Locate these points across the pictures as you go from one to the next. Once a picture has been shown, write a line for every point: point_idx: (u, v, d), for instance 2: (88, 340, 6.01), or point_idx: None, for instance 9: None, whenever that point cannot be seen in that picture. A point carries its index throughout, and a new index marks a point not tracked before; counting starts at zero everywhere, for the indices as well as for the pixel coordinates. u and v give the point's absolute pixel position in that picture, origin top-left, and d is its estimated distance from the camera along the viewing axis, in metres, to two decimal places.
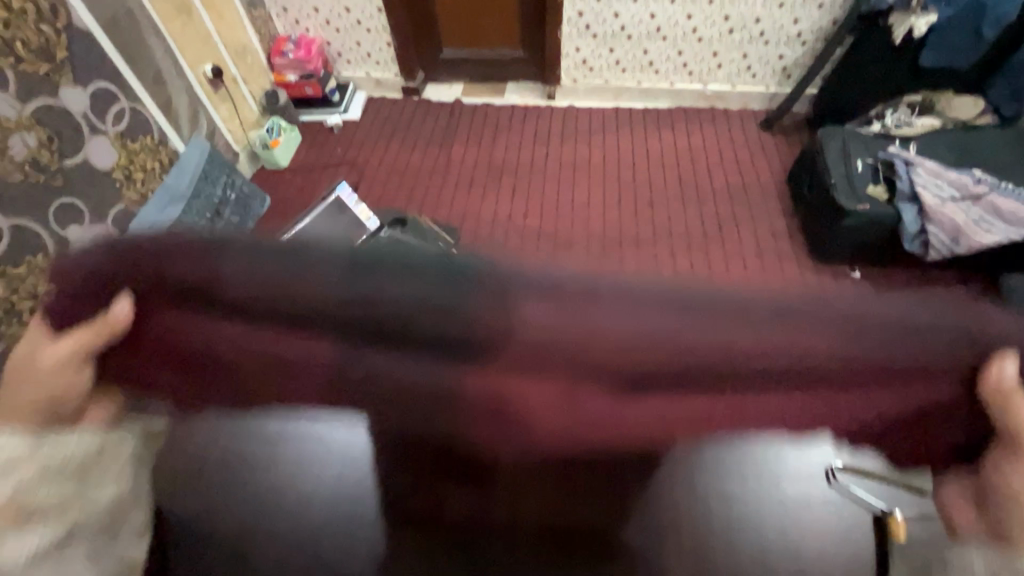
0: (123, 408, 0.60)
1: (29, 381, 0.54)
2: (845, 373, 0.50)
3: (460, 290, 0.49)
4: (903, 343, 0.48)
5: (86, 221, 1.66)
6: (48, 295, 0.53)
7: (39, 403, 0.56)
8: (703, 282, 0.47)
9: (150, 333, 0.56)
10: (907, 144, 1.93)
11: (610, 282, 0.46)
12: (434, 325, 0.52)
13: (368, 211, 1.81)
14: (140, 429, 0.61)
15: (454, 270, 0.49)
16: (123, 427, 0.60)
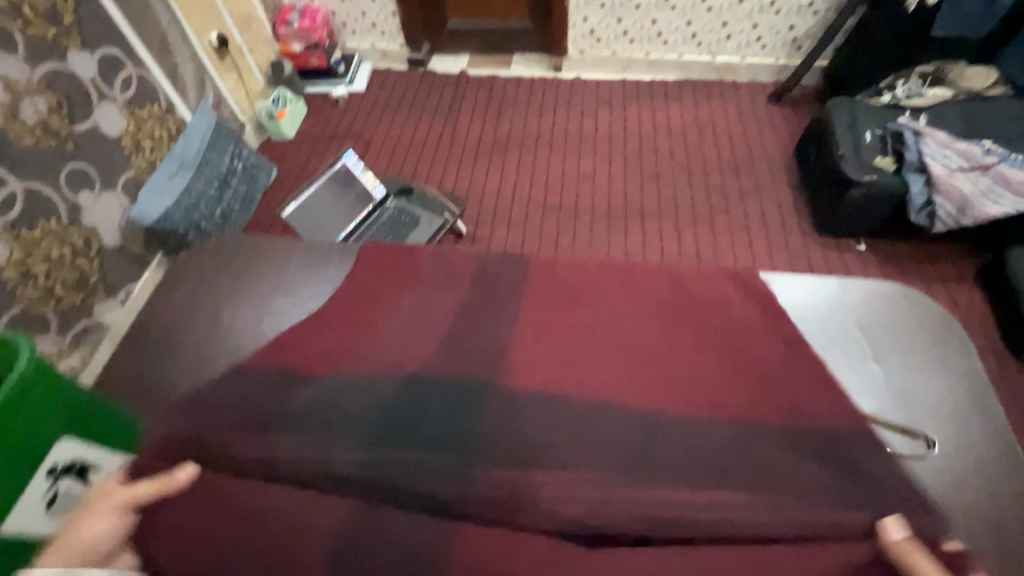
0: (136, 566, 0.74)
1: (98, 515, 0.75)
2: (722, 518, 0.76)
3: (451, 449, 0.86)
4: (734, 475, 0.81)
5: (96, 187, 1.69)
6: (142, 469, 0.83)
7: (93, 541, 0.74)
8: (591, 417, 0.90)
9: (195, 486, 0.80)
10: (918, 114, 1.91)
11: (545, 432, 0.88)
12: (432, 481, 0.82)
13: (373, 179, 1.84)
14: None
15: (447, 438, 0.88)
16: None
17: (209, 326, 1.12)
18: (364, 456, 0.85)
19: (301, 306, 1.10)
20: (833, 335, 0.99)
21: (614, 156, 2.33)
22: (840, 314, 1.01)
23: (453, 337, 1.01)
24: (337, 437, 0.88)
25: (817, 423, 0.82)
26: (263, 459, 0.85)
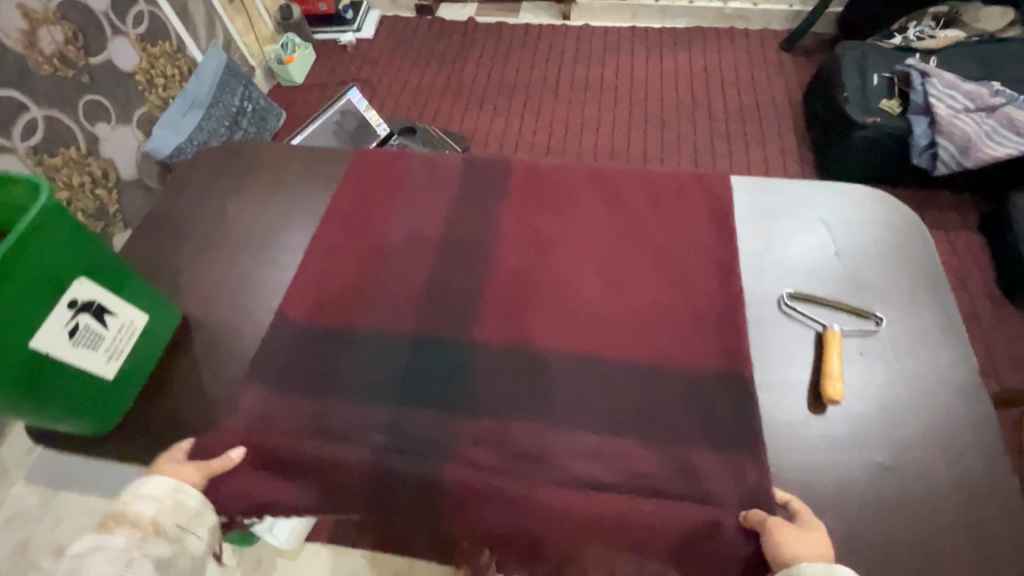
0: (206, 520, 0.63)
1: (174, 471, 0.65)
2: (811, 444, 0.66)
3: (495, 357, 0.73)
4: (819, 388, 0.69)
5: (112, 120, 1.73)
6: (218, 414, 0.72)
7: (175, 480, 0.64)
8: (648, 319, 0.75)
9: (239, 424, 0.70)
10: (928, 57, 1.88)
11: (595, 329, 0.75)
12: (468, 392, 0.70)
13: (377, 118, 1.87)
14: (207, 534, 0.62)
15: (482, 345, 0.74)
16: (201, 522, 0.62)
17: (206, 228, 0.90)
18: (385, 363, 0.74)
19: (289, 194, 0.93)
20: (911, 238, 0.80)
21: (620, 103, 2.32)
22: (866, 212, 0.83)
23: (473, 217, 0.87)
24: (357, 342, 0.75)
25: (795, 311, 0.74)
26: (268, 363, 0.74)
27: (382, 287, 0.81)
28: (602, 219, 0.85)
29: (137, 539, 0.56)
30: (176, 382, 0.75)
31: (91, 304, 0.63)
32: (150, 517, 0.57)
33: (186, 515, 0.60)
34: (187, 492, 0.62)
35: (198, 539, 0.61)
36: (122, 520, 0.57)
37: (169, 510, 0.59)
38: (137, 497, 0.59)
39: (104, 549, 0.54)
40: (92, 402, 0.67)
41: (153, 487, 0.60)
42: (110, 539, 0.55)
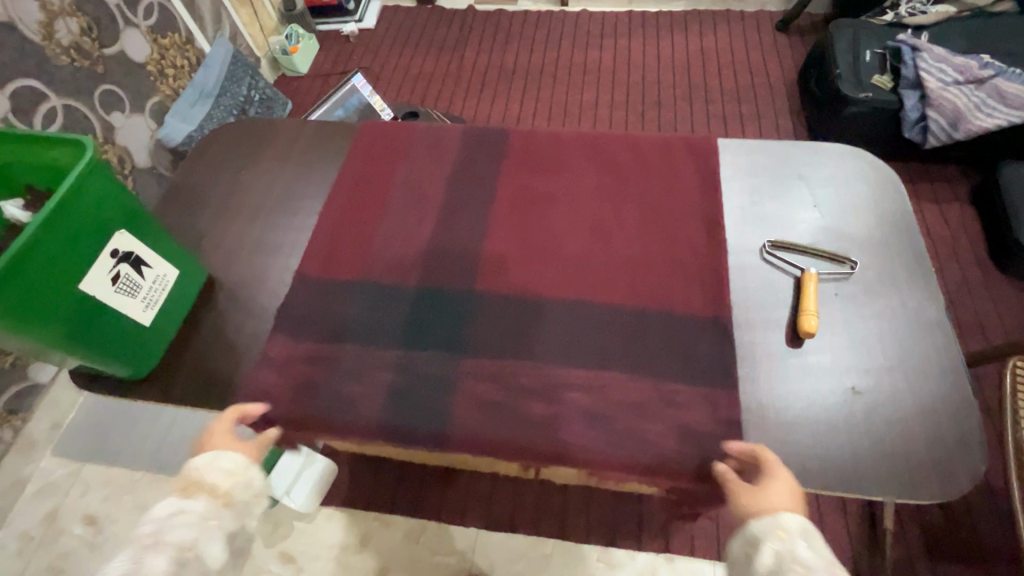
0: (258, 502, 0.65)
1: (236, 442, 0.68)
2: (787, 376, 0.71)
3: (495, 303, 0.79)
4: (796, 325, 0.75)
5: (126, 109, 1.80)
6: (245, 360, 0.79)
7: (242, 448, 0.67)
8: (638, 268, 0.81)
9: (263, 370, 0.77)
10: (919, 33, 1.92)
11: (588, 277, 0.81)
12: (473, 335, 0.77)
13: (382, 102, 1.92)
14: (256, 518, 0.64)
15: (484, 296, 0.80)
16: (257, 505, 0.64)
17: (224, 197, 0.97)
18: (394, 311, 0.80)
19: (300, 164, 0.99)
20: (882, 190, 0.86)
21: (619, 87, 2.36)
22: (841, 168, 0.88)
23: (474, 182, 0.92)
24: (368, 294, 0.82)
25: (777, 259, 0.80)
26: (288, 315, 0.81)
27: (391, 243, 0.87)
28: (594, 180, 0.91)
29: (212, 509, 0.60)
30: (203, 335, 0.81)
31: (130, 255, 0.70)
32: (223, 489, 0.62)
33: (252, 493, 0.64)
34: (255, 471, 0.65)
35: (254, 520, 0.63)
36: (201, 490, 0.61)
37: (240, 486, 0.63)
38: (212, 469, 0.63)
39: (185, 512, 0.58)
40: (131, 347, 0.74)
41: (225, 462, 0.64)
42: (190, 503, 0.59)
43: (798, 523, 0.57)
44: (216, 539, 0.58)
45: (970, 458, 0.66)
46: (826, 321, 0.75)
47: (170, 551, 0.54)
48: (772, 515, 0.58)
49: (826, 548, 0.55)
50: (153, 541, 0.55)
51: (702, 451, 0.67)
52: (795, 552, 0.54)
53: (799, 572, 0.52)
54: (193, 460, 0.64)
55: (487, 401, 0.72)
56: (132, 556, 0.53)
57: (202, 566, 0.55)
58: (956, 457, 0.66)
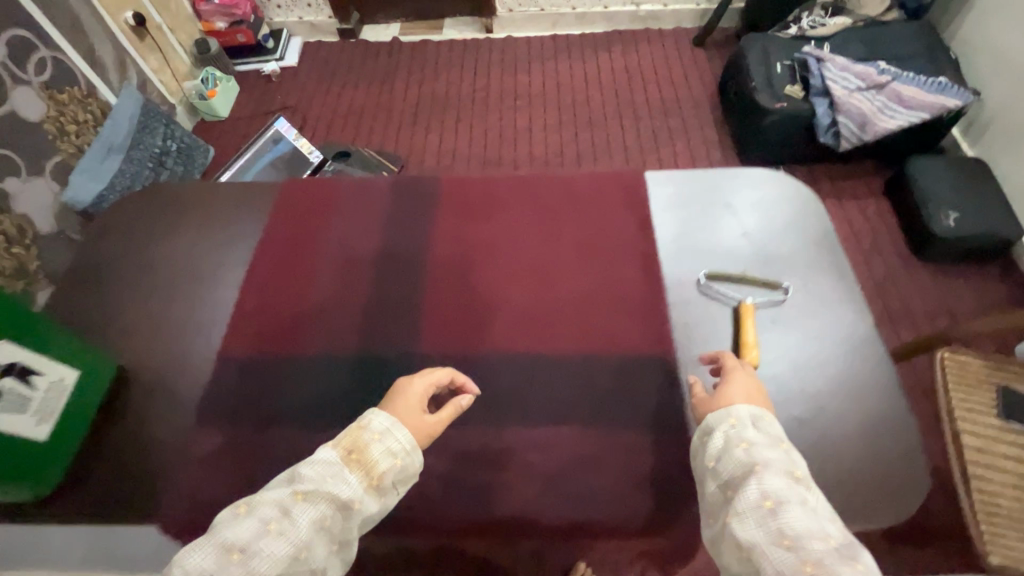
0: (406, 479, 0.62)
1: (418, 416, 0.65)
2: None
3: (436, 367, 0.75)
4: None
5: (22, 173, 1.64)
6: (165, 462, 0.71)
7: (421, 424, 0.64)
8: (581, 313, 0.79)
9: (189, 471, 0.70)
10: (821, 44, 2.05)
11: (532, 327, 0.78)
12: None
13: (308, 144, 1.84)
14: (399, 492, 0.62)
15: (424, 359, 0.76)
16: (404, 484, 0.62)
17: (131, 274, 0.88)
18: (328, 386, 0.75)
19: (215, 231, 0.92)
20: (808, 210, 0.88)
21: (550, 109, 2.39)
22: (767, 191, 0.90)
23: (406, 236, 0.88)
24: (298, 370, 0.76)
25: (714, 291, 0.80)
26: (213, 405, 0.74)
27: (322, 309, 0.81)
28: (531, 223, 0.88)
29: (360, 491, 0.58)
30: (116, 436, 0.73)
31: (13, 364, 0.64)
32: (379, 471, 0.60)
33: (404, 477, 0.61)
34: (417, 457, 0.62)
35: (395, 497, 0.62)
36: (361, 462, 0.59)
37: (395, 470, 0.60)
38: (379, 442, 0.61)
39: (338, 481, 0.57)
40: (25, 465, 0.65)
41: (394, 440, 0.61)
42: (347, 477, 0.58)
43: (747, 411, 0.61)
44: (352, 518, 0.57)
45: (914, 472, 0.67)
46: (768, 349, 0.76)
47: (313, 517, 0.54)
48: (726, 407, 0.63)
49: (775, 430, 0.60)
50: (301, 498, 0.55)
51: (659, 505, 0.66)
52: (744, 434, 0.59)
53: (743, 448, 0.58)
54: (373, 419, 0.62)
55: (436, 474, 0.68)
56: (281, 504, 0.54)
57: (332, 539, 0.55)
58: (900, 475, 0.67)
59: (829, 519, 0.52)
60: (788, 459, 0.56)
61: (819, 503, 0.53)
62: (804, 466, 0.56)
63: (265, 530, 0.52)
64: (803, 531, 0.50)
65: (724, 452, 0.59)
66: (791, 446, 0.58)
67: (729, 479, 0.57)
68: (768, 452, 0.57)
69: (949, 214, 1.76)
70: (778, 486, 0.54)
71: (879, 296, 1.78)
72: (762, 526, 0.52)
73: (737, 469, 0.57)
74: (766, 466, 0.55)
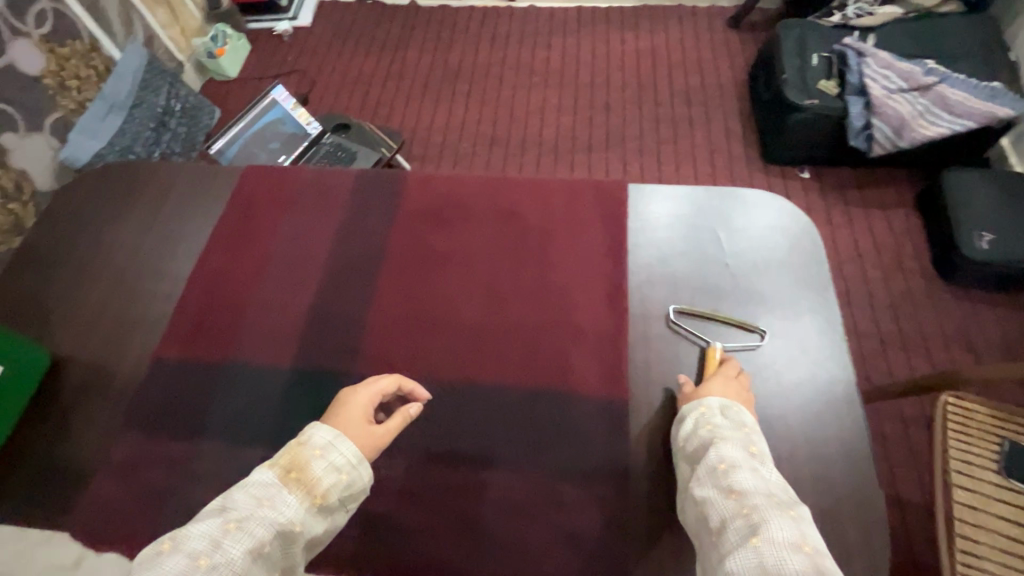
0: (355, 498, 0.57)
1: (364, 427, 0.60)
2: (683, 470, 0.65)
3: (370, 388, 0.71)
4: None
5: (21, 129, 1.54)
6: (88, 465, 0.69)
7: (368, 435, 0.60)
8: (534, 343, 0.73)
9: (109, 477, 0.67)
10: (866, 36, 1.87)
11: (480, 354, 0.73)
12: None
13: (307, 115, 1.79)
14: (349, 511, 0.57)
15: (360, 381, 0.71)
16: (351, 504, 0.57)
17: (82, 258, 0.86)
18: (258, 400, 0.71)
19: (168, 217, 0.88)
20: (803, 243, 0.79)
21: (567, 89, 2.26)
22: (760, 218, 0.82)
23: (362, 241, 0.82)
24: (231, 379, 0.73)
25: (678, 328, 0.73)
26: (141, 408, 0.72)
27: (265, 315, 0.77)
28: (496, 235, 0.82)
29: (301, 512, 0.53)
30: (45, 430, 0.72)
31: None
32: (321, 489, 0.55)
33: (351, 495, 0.57)
34: (365, 471, 0.58)
35: (345, 514, 0.57)
36: (302, 480, 0.55)
37: (340, 487, 0.56)
38: (322, 458, 0.56)
39: (275, 504, 0.53)
40: None
41: (337, 455, 0.57)
42: (286, 498, 0.53)
43: (718, 400, 0.63)
44: (294, 542, 0.52)
45: (874, 559, 0.61)
46: None
47: (247, 547, 0.49)
48: (698, 398, 0.64)
49: (742, 417, 0.62)
50: (234, 528, 0.50)
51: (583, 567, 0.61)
52: (711, 418, 0.62)
53: (706, 430, 0.60)
54: (314, 433, 0.57)
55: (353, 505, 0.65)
56: (211, 535, 0.49)
57: (270, 566, 0.51)
58: (857, 561, 0.61)
59: (779, 486, 0.55)
60: (746, 436, 0.59)
61: (772, 474, 0.56)
62: (762, 445, 0.59)
63: (194, 567, 0.47)
64: (752, 489, 0.54)
65: (690, 432, 0.62)
66: (754, 429, 0.61)
67: (692, 452, 0.61)
68: (725, 425, 0.61)
69: (984, 235, 1.61)
70: (733, 454, 0.57)
71: (894, 318, 1.67)
72: (714, 484, 0.56)
73: (700, 445, 0.60)
74: (723, 439, 0.59)
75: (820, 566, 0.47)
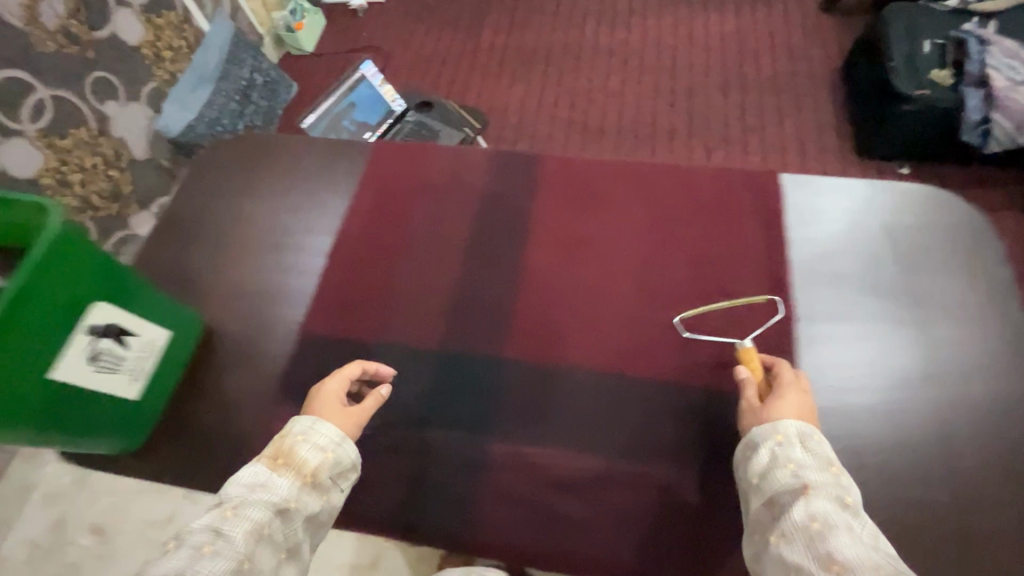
0: (339, 476, 0.61)
1: (344, 415, 0.64)
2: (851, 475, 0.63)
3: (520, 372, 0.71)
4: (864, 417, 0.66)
5: (122, 97, 1.49)
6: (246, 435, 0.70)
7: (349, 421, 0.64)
8: (688, 337, 0.71)
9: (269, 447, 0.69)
10: (987, 21, 1.74)
11: (631, 346, 0.71)
12: (498, 412, 0.69)
13: (392, 91, 1.78)
14: (340, 492, 0.61)
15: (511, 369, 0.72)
16: (341, 482, 0.61)
17: (219, 230, 0.87)
18: (410, 381, 0.72)
19: (302, 192, 0.88)
20: (975, 243, 0.74)
21: (648, 73, 2.19)
22: (923, 215, 0.77)
23: (501, 225, 0.81)
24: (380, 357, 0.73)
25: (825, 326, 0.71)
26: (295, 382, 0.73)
27: (410, 295, 0.77)
28: (639, 223, 0.80)
29: (295, 491, 0.57)
30: (199, 399, 0.73)
31: (113, 328, 0.60)
32: (311, 468, 0.59)
33: (340, 470, 0.61)
34: (349, 447, 0.62)
35: (341, 493, 0.61)
36: (291, 464, 0.59)
37: (329, 464, 0.60)
38: (305, 442, 0.61)
39: (269, 488, 0.57)
40: (119, 423, 0.66)
41: (319, 436, 0.61)
42: (278, 480, 0.57)
43: (795, 427, 0.58)
44: (294, 520, 0.56)
45: None
46: (905, 413, 0.66)
47: (248, 527, 0.53)
48: (773, 422, 0.59)
49: (824, 452, 0.57)
50: (231, 514, 0.54)
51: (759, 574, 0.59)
52: (792, 454, 0.56)
53: (788, 470, 0.55)
54: (293, 424, 0.62)
55: (520, 492, 0.65)
56: (212, 525, 0.53)
57: (277, 547, 0.54)
58: None
59: (872, 540, 0.50)
60: (838, 484, 0.54)
61: (866, 526, 0.51)
62: (855, 493, 0.54)
63: (200, 553, 0.50)
64: (855, 556, 0.47)
65: (768, 472, 0.56)
66: (840, 470, 0.56)
67: (772, 498, 0.55)
68: (817, 474, 0.54)
69: None
70: (825, 508, 0.51)
71: None
72: (809, 547, 0.49)
73: (784, 491, 0.54)
74: (814, 488, 0.53)
75: None
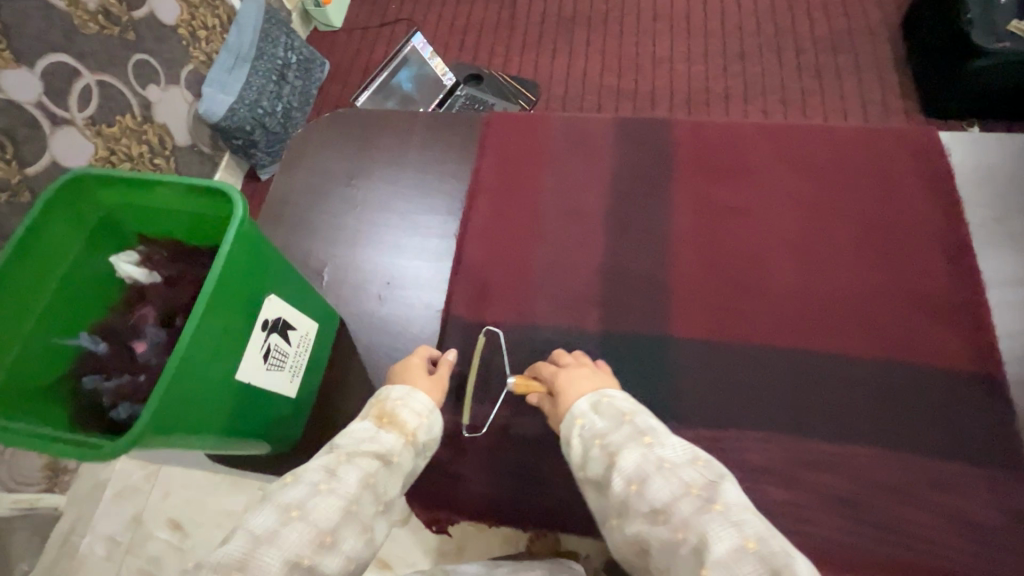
0: (426, 443, 0.58)
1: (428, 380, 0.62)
2: None
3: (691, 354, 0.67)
4: None
5: (163, 83, 1.30)
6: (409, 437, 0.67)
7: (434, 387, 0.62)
8: (869, 310, 0.67)
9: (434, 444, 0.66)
10: None
11: (807, 322, 0.67)
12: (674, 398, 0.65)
13: (444, 67, 1.67)
14: (424, 456, 0.58)
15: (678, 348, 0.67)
16: (426, 447, 0.58)
17: (330, 216, 0.81)
18: None
19: (410, 171, 0.83)
20: None
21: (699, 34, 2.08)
22: None
23: (647, 196, 0.76)
24: (539, 347, 0.70)
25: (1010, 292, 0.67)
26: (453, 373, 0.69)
27: (559, 278, 0.73)
28: (794, 191, 0.75)
29: (398, 445, 0.54)
30: (348, 394, 0.69)
31: (277, 322, 0.58)
32: (411, 429, 0.56)
33: (432, 438, 0.59)
34: (437, 417, 0.60)
35: (422, 462, 0.58)
36: (395, 424, 0.56)
37: (425, 429, 0.58)
38: (405, 406, 0.58)
39: (375, 440, 0.54)
40: (282, 422, 0.62)
41: (417, 402, 0.59)
42: (386, 435, 0.55)
43: (585, 402, 0.56)
44: (394, 474, 0.52)
45: None
46: None
47: (361, 472, 0.49)
48: (567, 414, 0.57)
49: (616, 406, 0.56)
50: (344, 459, 0.50)
51: (996, 557, 0.56)
52: (593, 428, 0.54)
53: (597, 447, 0.52)
54: (390, 390, 0.60)
55: None
56: (326, 467, 0.49)
57: (378, 498, 0.49)
58: None
59: (685, 465, 0.48)
60: (634, 429, 0.52)
61: (673, 449, 0.50)
62: (653, 425, 0.53)
63: (318, 490, 0.46)
64: (668, 496, 0.45)
65: (585, 460, 0.53)
66: (634, 414, 0.54)
67: (601, 481, 0.51)
68: (617, 436, 0.52)
69: None
70: (632, 462, 0.49)
71: None
72: (636, 513, 0.46)
73: (602, 468, 0.51)
74: (619, 451, 0.51)
75: (745, 525, 0.41)
